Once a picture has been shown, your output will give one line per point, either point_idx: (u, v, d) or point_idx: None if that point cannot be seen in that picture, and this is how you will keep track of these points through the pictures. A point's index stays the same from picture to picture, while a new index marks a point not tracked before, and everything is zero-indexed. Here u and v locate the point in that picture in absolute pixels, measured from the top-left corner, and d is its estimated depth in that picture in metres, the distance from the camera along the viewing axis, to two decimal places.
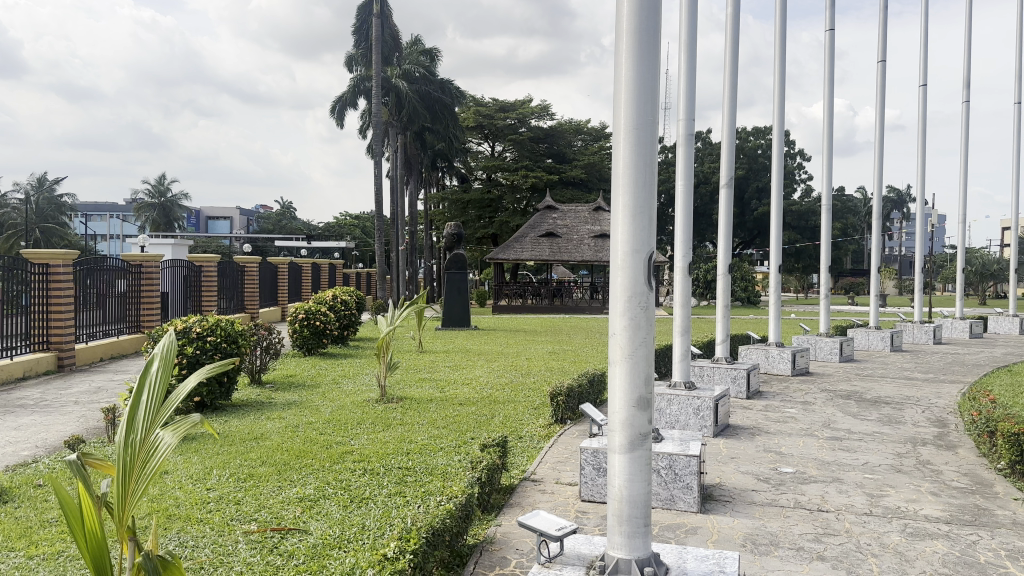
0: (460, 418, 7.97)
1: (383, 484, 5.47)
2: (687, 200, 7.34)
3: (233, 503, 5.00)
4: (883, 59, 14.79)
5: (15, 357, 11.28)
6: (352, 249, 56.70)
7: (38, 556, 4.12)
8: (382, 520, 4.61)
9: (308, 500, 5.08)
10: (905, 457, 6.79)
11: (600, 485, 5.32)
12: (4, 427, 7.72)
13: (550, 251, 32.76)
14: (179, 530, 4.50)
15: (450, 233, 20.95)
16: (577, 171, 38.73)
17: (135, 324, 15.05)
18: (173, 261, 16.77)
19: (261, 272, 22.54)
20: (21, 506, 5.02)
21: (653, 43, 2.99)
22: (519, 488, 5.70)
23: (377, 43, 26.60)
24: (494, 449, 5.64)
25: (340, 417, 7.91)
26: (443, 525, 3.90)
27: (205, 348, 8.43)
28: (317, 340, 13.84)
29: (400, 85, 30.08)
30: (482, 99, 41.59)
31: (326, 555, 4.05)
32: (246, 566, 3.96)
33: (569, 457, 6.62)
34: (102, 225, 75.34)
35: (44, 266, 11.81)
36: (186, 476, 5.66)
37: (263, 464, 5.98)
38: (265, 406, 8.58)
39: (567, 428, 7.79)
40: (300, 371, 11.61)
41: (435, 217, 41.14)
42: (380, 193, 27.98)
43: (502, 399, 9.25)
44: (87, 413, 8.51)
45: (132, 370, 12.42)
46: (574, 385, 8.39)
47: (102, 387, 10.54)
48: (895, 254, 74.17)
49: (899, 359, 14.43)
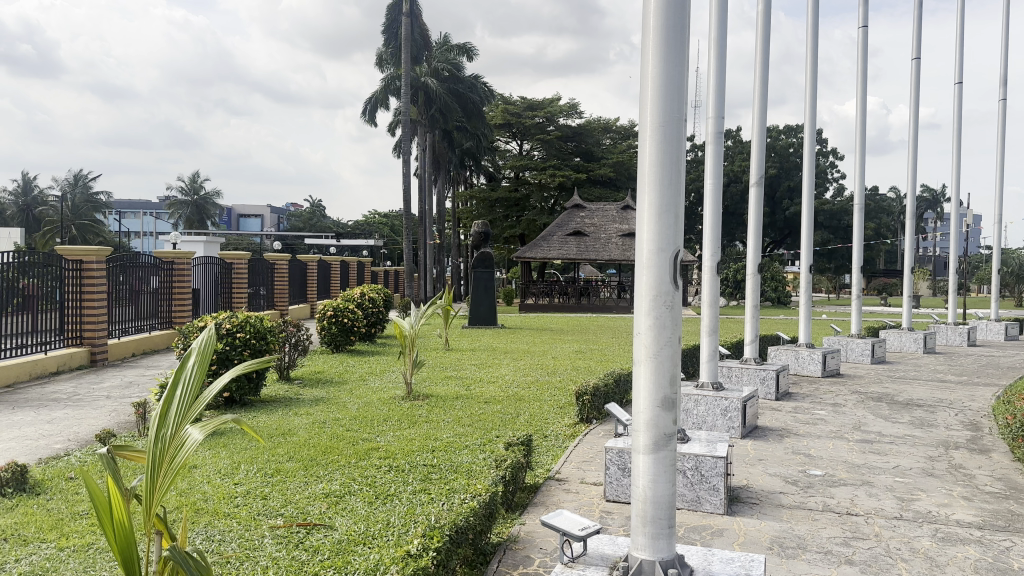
0: (485, 416, 7.98)
1: (408, 480, 5.49)
2: (717, 200, 7.27)
3: (260, 498, 5.05)
4: (917, 57, 14.53)
5: (50, 352, 11.49)
6: (381, 248, 56.93)
7: (68, 548, 4.20)
8: (406, 516, 4.63)
9: (334, 496, 5.12)
10: (937, 461, 6.66)
11: (625, 485, 5.29)
12: (39, 421, 7.89)
13: (577, 250, 32.71)
14: (207, 524, 4.55)
15: (477, 232, 20.98)
16: (606, 170, 38.63)
17: (168, 320, 15.28)
18: (205, 258, 17.00)
19: (291, 270, 22.79)
20: (53, 498, 5.13)
21: (681, 39, 2.96)
22: (544, 487, 5.69)
23: (405, 42, 26.77)
24: (519, 448, 5.62)
25: (367, 414, 7.96)
26: (466, 523, 3.91)
27: (234, 344, 8.54)
28: (345, 338, 13.94)
29: (429, 83, 30.67)
30: (510, 97, 41.62)
31: (350, 551, 4.07)
32: (272, 560, 4.00)
33: (594, 457, 6.60)
34: (136, 222, 76.54)
35: (78, 263, 12.05)
36: (214, 470, 5.73)
37: (291, 459, 6.04)
38: (294, 402, 8.67)
39: (592, 428, 7.75)
40: (328, 367, 11.72)
41: (462, 216, 41.26)
42: (408, 191, 28.11)
43: (528, 397, 9.25)
44: (119, 408, 8.66)
45: (164, 364, 12.62)
46: (600, 385, 8.34)
47: (134, 382, 10.73)
48: (929, 255, 73.02)
49: (932, 362, 14.17)
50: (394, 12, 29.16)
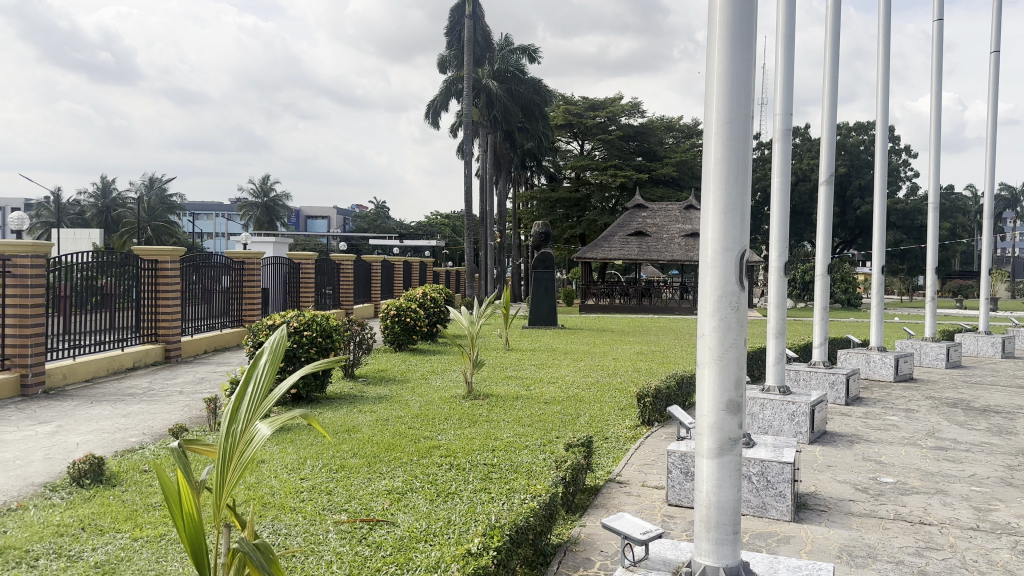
0: (545, 416, 7.97)
1: (468, 479, 5.53)
2: (784, 199, 7.08)
3: (324, 493, 5.15)
4: (997, 49, 13.88)
5: (127, 348, 11.98)
6: (442, 249, 57.45)
7: (142, 538, 4.36)
8: (467, 515, 4.65)
9: (396, 493, 5.18)
10: (1018, 471, 6.34)
11: (688, 489, 5.20)
12: (117, 414, 8.23)
13: (639, 250, 32.41)
14: (274, 517, 4.67)
15: (538, 232, 20.99)
16: (669, 169, 38.17)
17: (238, 318, 15.74)
18: (274, 258, 17.47)
19: (356, 269, 23.21)
20: (129, 489, 5.33)
21: (748, 34, 2.89)
22: (605, 489, 5.65)
23: (468, 44, 26.97)
24: (580, 449, 5.59)
25: (428, 412, 8.04)
26: (527, 524, 3.90)
27: (301, 341, 8.74)
28: (407, 337, 14.11)
29: (490, 85, 30.75)
30: (572, 97, 41.50)
31: (412, 547, 4.11)
32: (336, 554, 4.07)
33: (656, 460, 6.50)
34: (209, 224, 79.20)
35: (154, 262, 12.52)
36: (281, 465, 5.88)
37: (355, 455, 6.15)
38: (357, 399, 8.83)
39: (654, 431, 7.65)
40: (390, 366, 11.87)
41: (523, 216, 41.32)
42: (470, 192, 28.30)
43: (589, 398, 9.20)
44: (191, 403, 8.96)
45: (234, 361, 13.01)
46: (662, 387, 8.22)
47: (206, 378, 11.11)
48: (1010, 257, 69.78)
49: (1013, 367, 13.53)
50: (457, 14, 29.42)
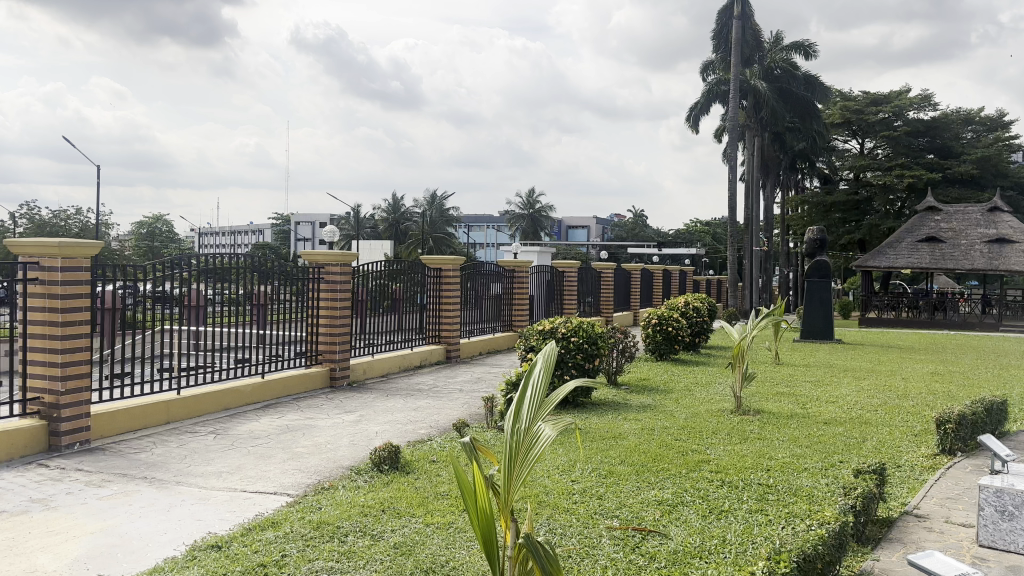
0: (825, 438, 7.38)
1: (744, 498, 5.27)
2: None
3: (596, 497, 5.22)
4: None
5: (414, 348, 13.21)
6: (703, 257, 56.05)
7: (433, 524, 4.74)
8: (743, 535, 4.44)
9: (666, 504, 5.10)
10: None
11: (1006, 531, 4.49)
12: (407, 407, 9.10)
13: (931, 258, 28.98)
14: (550, 516, 4.82)
15: (811, 239, 19.63)
16: (968, 167, 33.71)
17: (509, 323, 16.69)
18: (541, 266, 18.25)
19: (617, 278, 23.47)
20: (420, 477, 5.84)
21: None
22: (900, 522, 5.07)
23: (736, 46, 26.07)
24: (870, 476, 5.08)
25: (696, 425, 7.83)
26: (814, 551, 3.62)
27: (570, 347, 8.99)
28: (670, 346, 13.91)
29: (759, 86, 29.17)
30: (850, 92, 38.34)
31: (687, 562, 4.00)
32: (611, 560, 4.09)
33: (961, 495, 5.71)
34: (480, 235, 85.02)
35: (439, 270, 13.70)
36: (554, 466, 6.07)
37: (623, 463, 6.16)
38: (623, 407, 8.86)
39: (957, 461, 6.74)
40: (653, 375, 11.80)
41: (793, 222, 38.95)
42: (734, 198, 27.30)
43: (875, 421, 8.35)
44: (469, 400, 9.63)
45: (505, 364, 13.78)
46: (967, 413, 7.22)
47: (482, 378, 11.88)
48: None
49: None
50: (724, 16, 28.59)
